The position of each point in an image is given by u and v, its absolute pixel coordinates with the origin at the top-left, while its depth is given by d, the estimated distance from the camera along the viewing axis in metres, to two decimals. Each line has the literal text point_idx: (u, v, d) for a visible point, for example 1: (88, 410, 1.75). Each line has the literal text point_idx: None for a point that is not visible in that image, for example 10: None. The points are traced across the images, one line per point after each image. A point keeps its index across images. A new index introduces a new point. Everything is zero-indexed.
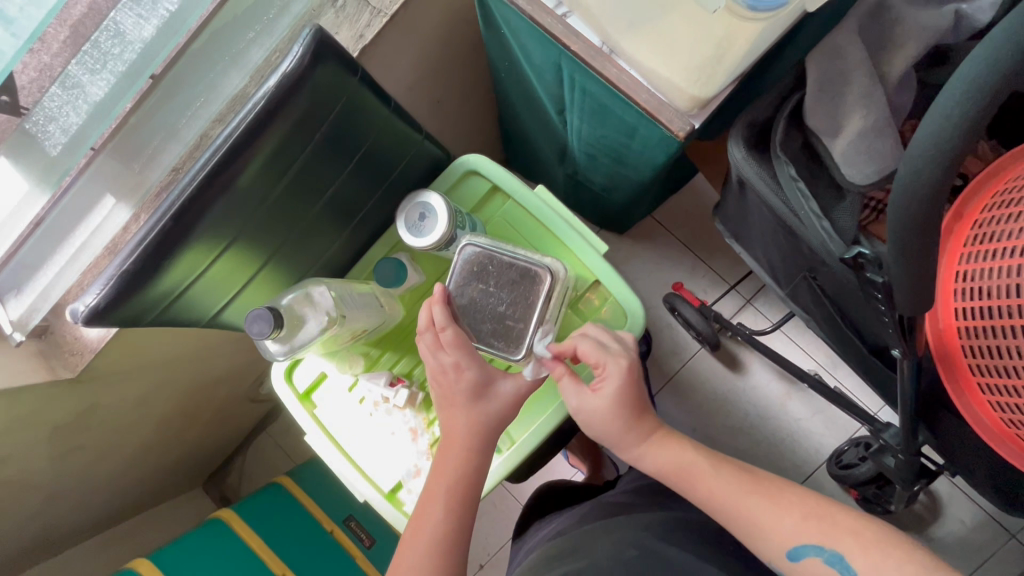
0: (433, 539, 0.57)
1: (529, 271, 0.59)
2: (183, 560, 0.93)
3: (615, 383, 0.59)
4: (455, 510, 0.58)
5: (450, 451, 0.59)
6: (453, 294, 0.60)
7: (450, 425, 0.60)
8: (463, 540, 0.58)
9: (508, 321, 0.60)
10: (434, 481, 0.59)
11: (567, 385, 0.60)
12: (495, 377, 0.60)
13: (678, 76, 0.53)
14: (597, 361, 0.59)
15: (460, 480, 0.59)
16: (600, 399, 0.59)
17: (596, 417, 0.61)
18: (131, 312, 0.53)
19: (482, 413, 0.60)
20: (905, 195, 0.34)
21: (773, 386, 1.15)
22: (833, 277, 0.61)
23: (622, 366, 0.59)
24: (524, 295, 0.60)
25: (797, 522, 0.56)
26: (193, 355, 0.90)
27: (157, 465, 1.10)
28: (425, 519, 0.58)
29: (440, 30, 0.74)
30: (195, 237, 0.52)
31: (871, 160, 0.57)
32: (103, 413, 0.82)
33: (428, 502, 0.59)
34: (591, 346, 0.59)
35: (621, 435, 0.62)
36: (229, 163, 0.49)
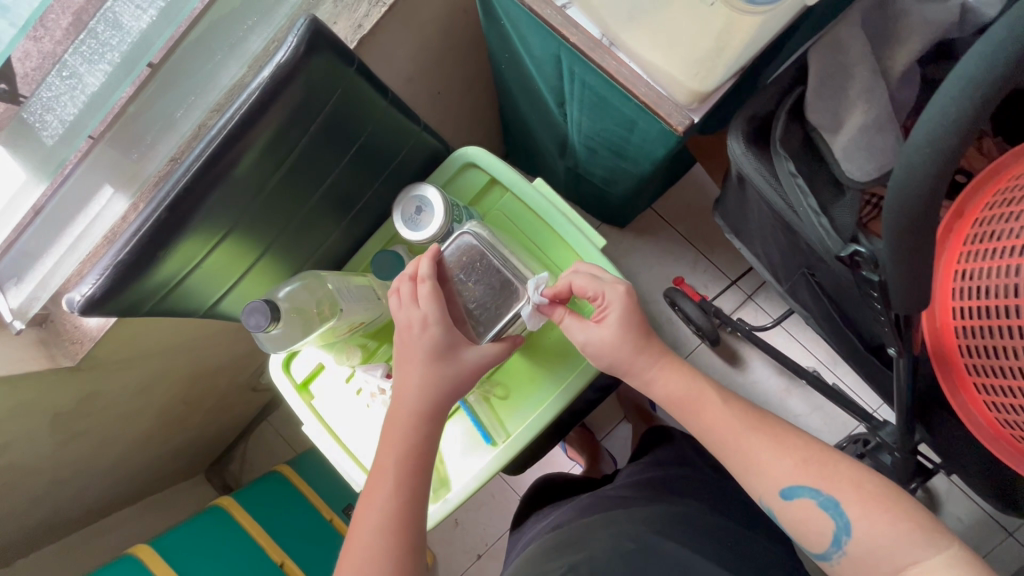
0: (386, 513, 0.54)
1: (512, 282, 0.60)
2: (187, 549, 0.93)
3: (620, 310, 0.58)
4: (405, 483, 0.56)
5: (395, 419, 0.57)
6: (446, 255, 0.60)
7: (401, 386, 0.57)
8: (417, 514, 0.55)
9: (472, 308, 0.60)
10: (387, 453, 0.57)
11: (571, 324, 0.59)
12: (460, 343, 0.57)
13: (679, 69, 0.52)
14: (594, 293, 0.58)
15: (410, 452, 0.56)
16: (606, 327, 0.57)
17: (606, 349, 0.58)
18: (128, 302, 0.53)
19: (442, 376, 0.56)
20: (900, 190, 0.34)
21: (772, 382, 1.15)
22: (832, 274, 0.60)
23: (621, 292, 0.58)
24: (495, 301, 0.60)
25: (797, 464, 0.54)
26: (194, 344, 0.91)
27: (158, 453, 1.11)
28: (374, 491, 0.55)
29: (440, 19, 0.73)
30: (190, 228, 0.52)
31: (871, 157, 0.57)
32: (104, 400, 0.83)
33: (378, 478, 0.56)
34: (586, 280, 0.59)
35: (632, 358, 0.58)
36: (225, 154, 0.49)
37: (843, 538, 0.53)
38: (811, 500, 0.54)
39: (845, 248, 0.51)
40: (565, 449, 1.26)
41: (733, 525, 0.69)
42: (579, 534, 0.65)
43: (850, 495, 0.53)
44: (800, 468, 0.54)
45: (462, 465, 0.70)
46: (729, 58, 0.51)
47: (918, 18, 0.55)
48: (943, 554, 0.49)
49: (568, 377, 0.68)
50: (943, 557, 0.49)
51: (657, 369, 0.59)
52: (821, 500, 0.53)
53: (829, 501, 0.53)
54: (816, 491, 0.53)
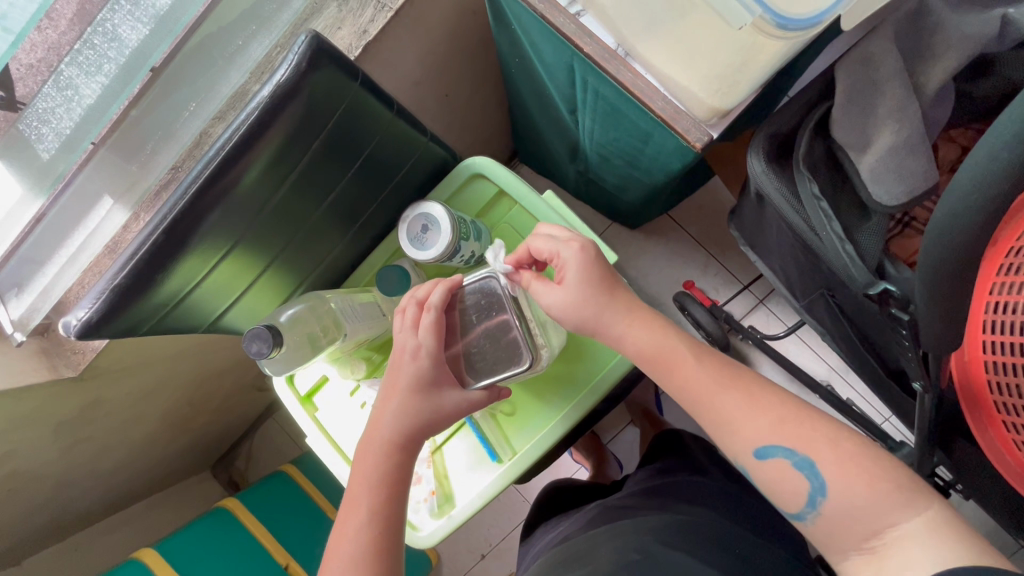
0: (357, 548, 0.50)
1: (519, 344, 0.55)
2: (192, 555, 0.93)
3: (576, 267, 0.54)
4: (384, 509, 0.53)
5: (371, 444, 0.55)
6: (465, 287, 0.57)
7: (382, 409, 0.56)
8: (393, 548, 0.51)
9: (473, 349, 0.57)
10: (359, 483, 0.54)
11: (535, 288, 0.56)
12: (445, 381, 0.55)
13: (698, 85, 0.50)
14: (550, 253, 0.55)
15: (383, 480, 0.54)
16: (564, 287, 0.54)
17: (570, 311, 0.54)
18: (127, 323, 0.52)
19: (427, 402, 0.54)
20: (938, 236, 0.32)
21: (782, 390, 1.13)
22: (853, 298, 0.58)
23: (576, 250, 0.55)
24: (498, 353, 0.56)
25: (773, 422, 0.50)
26: (199, 350, 0.90)
27: (163, 454, 1.11)
28: (350, 517, 0.52)
29: (449, 23, 0.71)
30: (190, 249, 0.50)
31: (901, 178, 0.53)
32: (108, 407, 0.82)
33: (351, 511, 0.53)
34: (542, 242, 0.56)
35: (596, 317, 0.54)
36: (223, 174, 0.47)
37: (818, 499, 0.48)
38: (785, 459, 0.49)
39: (872, 283, 0.50)
40: (571, 453, 1.25)
41: (744, 531, 0.64)
42: (583, 547, 0.62)
43: (838, 470, 0.48)
44: (776, 427, 0.49)
45: (465, 484, 0.69)
46: (753, 75, 0.48)
47: (954, 32, 0.52)
48: (924, 517, 0.45)
49: (571, 403, 0.66)
50: (921, 520, 0.44)
51: (623, 325, 0.54)
52: (797, 460, 0.49)
53: (804, 462, 0.48)
54: (790, 451, 0.49)
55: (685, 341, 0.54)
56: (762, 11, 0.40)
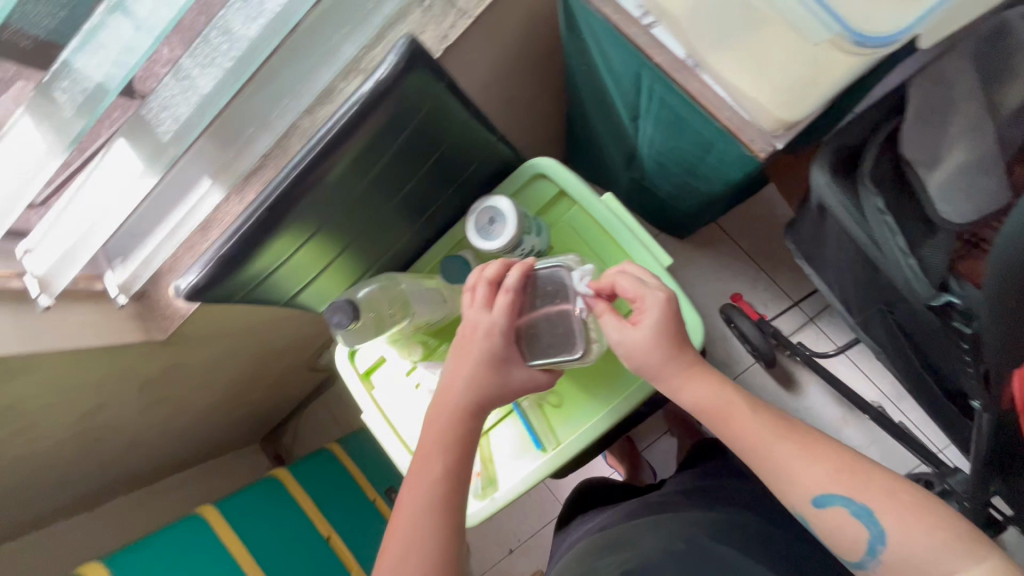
0: (429, 500, 0.55)
1: (574, 334, 0.58)
2: (243, 516, 1.00)
3: (656, 316, 0.55)
4: (454, 470, 0.57)
5: (439, 415, 0.59)
6: (537, 272, 0.59)
7: (449, 383, 0.59)
8: (460, 504, 0.56)
9: (535, 330, 0.59)
10: (429, 439, 0.58)
11: (609, 321, 0.56)
12: (512, 360, 0.59)
13: (767, 97, 0.51)
14: (634, 294, 0.55)
15: (452, 445, 0.57)
16: (641, 330, 0.55)
17: (636, 351, 0.55)
18: (224, 291, 0.58)
19: (485, 385, 0.57)
20: None
21: (829, 410, 1.11)
22: (912, 315, 0.57)
23: (661, 297, 0.55)
24: (558, 336, 0.59)
25: (830, 472, 0.50)
26: (265, 326, 0.97)
27: (224, 421, 1.19)
28: (423, 473, 0.57)
29: (522, 30, 0.74)
30: (282, 228, 0.55)
31: (969, 197, 0.52)
32: (186, 371, 0.90)
33: (423, 464, 0.57)
34: (629, 281, 0.56)
35: (660, 366, 0.55)
36: (320, 161, 0.52)
37: (877, 547, 0.48)
38: (843, 508, 0.50)
39: (938, 296, 0.50)
40: (605, 456, 1.26)
41: (784, 535, 0.65)
42: (626, 533, 0.64)
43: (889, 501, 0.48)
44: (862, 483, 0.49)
45: (511, 470, 0.72)
46: (823, 86, 0.49)
47: None
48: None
49: (615, 400, 0.68)
50: None
51: (681, 377, 0.55)
52: (854, 509, 0.49)
53: (863, 509, 0.49)
54: (848, 500, 0.49)
55: (742, 394, 0.55)
56: (840, 28, 0.40)
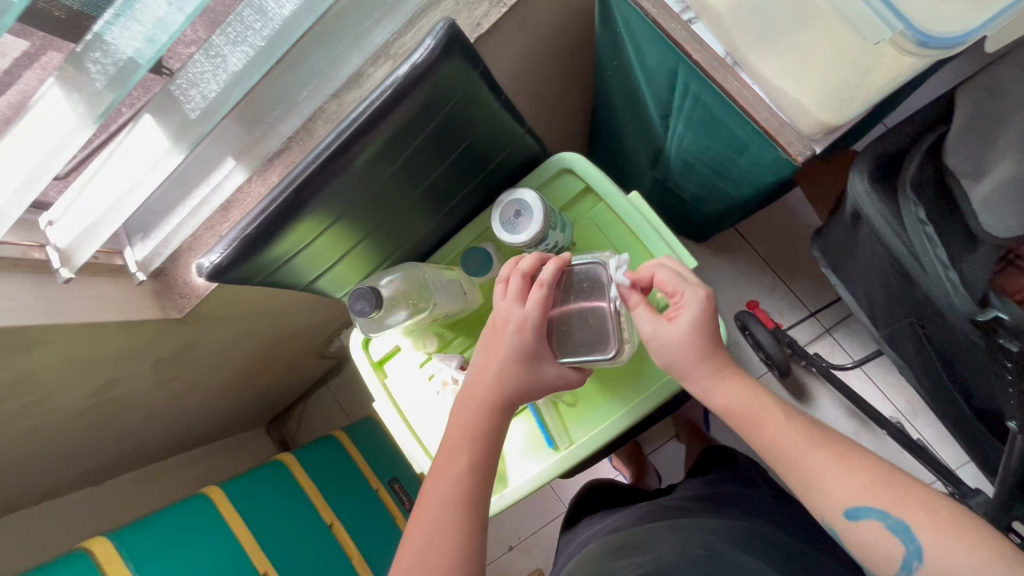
0: (457, 490, 0.55)
1: (609, 333, 0.57)
2: (249, 497, 1.00)
3: (693, 312, 0.54)
4: (478, 465, 0.56)
5: (466, 408, 0.58)
6: (573, 267, 0.60)
7: (479, 374, 0.58)
8: (484, 498, 0.55)
9: (567, 327, 0.59)
10: (454, 434, 0.58)
11: (643, 315, 0.56)
12: (543, 355, 0.57)
13: (810, 99, 0.50)
14: (672, 288, 0.55)
15: (475, 439, 0.57)
16: (677, 326, 0.54)
17: (671, 349, 0.55)
18: (246, 272, 0.57)
19: (509, 380, 0.56)
20: None
21: (841, 423, 1.09)
22: (946, 329, 0.56)
23: (700, 295, 0.55)
24: (592, 334, 0.58)
25: (867, 484, 0.50)
26: (279, 310, 0.97)
27: (232, 403, 1.20)
28: (450, 465, 0.56)
29: (554, 23, 0.73)
30: (307, 212, 0.55)
31: (1019, 211, 0.48)
32: (198, 351, 0.90)
33: (448, 457, 0.57)
34: (669, 275, 0.56)
35: (693, 364, 0.55)
36: (350, 145, 0.52)
37: (913, 563, 0.48)
38: (880, 522, 0.49)
39: (985, 312, 0.49)
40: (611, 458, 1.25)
41: (799, 545, 0.64)
42: (640, 537, 0.63)
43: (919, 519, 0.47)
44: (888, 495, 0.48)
45: (521, 466, 0.71)
46: (871, 90, 0.47)
47: None
48: None
49: (634, 401, 0.67)
50: None
51: (714, 379, 0.55)
52: (890, 523, 0.49)
53: (899, 525, 0.48)
54: (883, 514, 0.49)
55: (776, 401, 0.55)
56: (903, 27, 0.39)
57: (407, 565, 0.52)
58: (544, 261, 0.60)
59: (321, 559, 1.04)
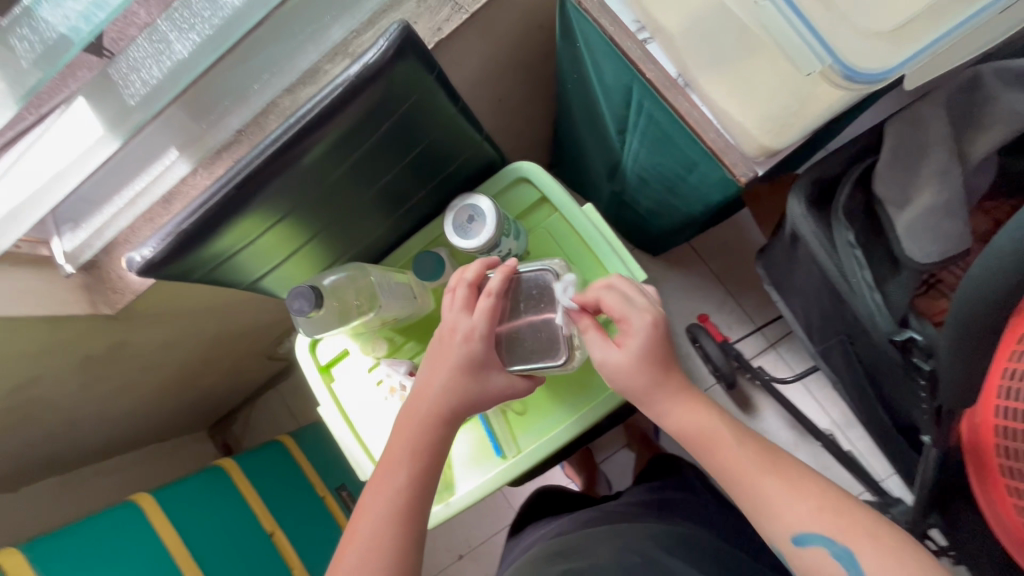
0: (392, 506, 0.53)
1: (558, 339, 0.58)
2: (182, 504, 0.94)
3: (641, 338, 0.53)
4: (420, 477, 0.55)
5: (410, 418, 0.57)
6: (522, 275, 0.60)
7: (425, 386, 0.57)
8: (420, 512, 0.54)
9: (516, 334, 0.59)
10: (397, 446, 0.56)
11: (592, 338, 0.55)
12: (491, 365, 0.57)
13: (752, 123, 0.52)
14: (620, 314, 0.53)
15: (419, 451, 0.56)
16: (624, 352, 0.53)
17: (620, 374, 0.53)
18: (184, 268, 0.55)
19: (469, 387, 0.56)
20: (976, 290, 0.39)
21: (783, 434, 1.13)
22: (871, 347, 0.59)
23: (647, 322, 0.53)
24: (541, 341, 0.59)
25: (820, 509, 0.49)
26: (224, 309, 0.93)
27: (170, 405, 1.14)
28: (390, 477, 0.55)
29: (516, 33, 0.74)
30: (250, 208, 0.53)
31: (937, 239, 0.53)
32: (133, 350, 0.85)
33: (388, 470, 0.56)
34: (615, 298, 0.54)
35: (646, 390, 0.54)
36: (298, 141, 0.50)
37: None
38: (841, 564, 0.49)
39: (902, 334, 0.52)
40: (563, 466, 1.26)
41: (735, 551, 0.66)
42: (579, 542, 0.63)
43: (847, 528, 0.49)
44: (821, 504, 0.49)
45: (467, 473, 0.70)
46: (807, 119, 0.50)
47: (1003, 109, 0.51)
48: None
49: (583, 408, 0.67)
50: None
51: (671, 407, 0.54)
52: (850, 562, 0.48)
53: (846, 554, 0.48)
54: (836, 546, 0.48)
55: (728, 422, 0.54)
56: (832, 61, 0.41)
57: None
58: (492, 268, 0.59)
59: (258, 570, 0.99)
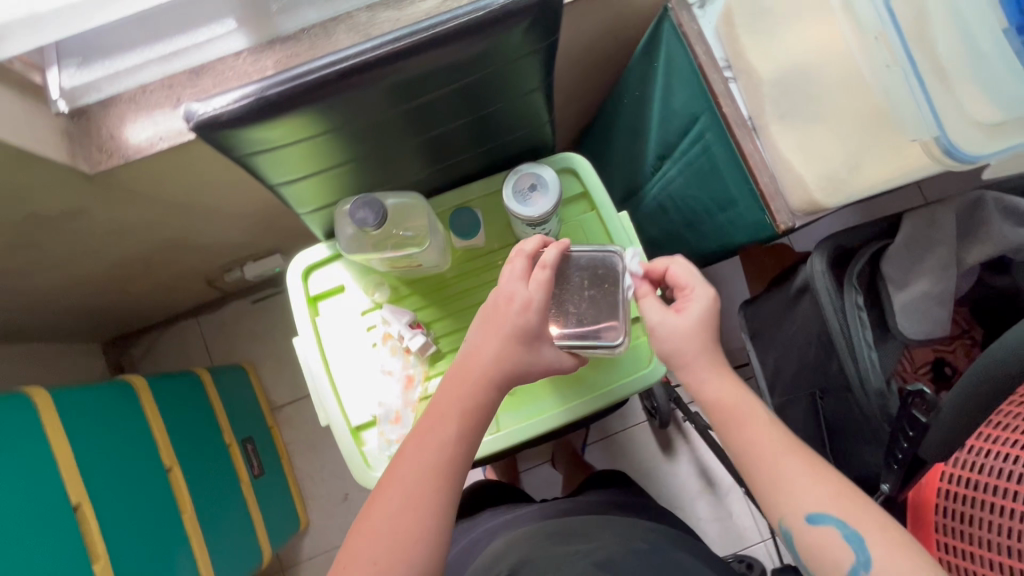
0: (439, 459, 0.51)
1: (617, 323, 0.58)
2: (82, 416, 0.81)
3: (702, 306, 0.55)
4: (466, 437, 0.53)
5: (467, 375, 0.54)
6: (580, 251, 0.60)
7: (478, 348, 0.55)
8: (465, 469, 0.53)
9: (571, 311, 0.59)
10: (448, 401, 0.54)
11: (651, 304, 0.56)
12: (545, 337, 0.56)
13: (811, 178, 0.58)
14: (685, 283, 0.57)
15: (469, 412, 0.53)
16: (684, 317, 0.54)
17: (676, 339, 0.54)
18: (244, 139, 0.50)
19: (517, 357, 0.54)
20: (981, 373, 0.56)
21: (691, 480, 1.24)
22: (846, 401, 0.67)
23: (710, 294, 0.55)
24: (592, 322, 0.58)
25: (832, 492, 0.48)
26: (194, 213, 0.84)
27: (78, 303, 1.00)
28: (436, 431, 0.52)
29: (594, 37, 0.76)
30: (338, 100, 0.50)
31: (923, 320, 0.64)
32: (80, 225, 0.74)
33: (432, 426, 0.53)
34: (682, 271, 0.57)
35: (695, 356, 0.54)
36: (408, 54, 0.48)
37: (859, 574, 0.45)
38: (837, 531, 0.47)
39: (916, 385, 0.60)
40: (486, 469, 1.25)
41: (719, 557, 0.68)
42: (581, 525, 0.63)
43: None
44: None
45: None
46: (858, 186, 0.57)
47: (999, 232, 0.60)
48: None
49: (577, 399, 0.68)
50: None
51: (720, 430, 0.56)
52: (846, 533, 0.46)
53: (855, 536, 0.46)
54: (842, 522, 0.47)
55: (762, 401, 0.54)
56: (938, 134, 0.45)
57: (376, 523, 0.49)
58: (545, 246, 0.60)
59: (148, 507, 0.88)
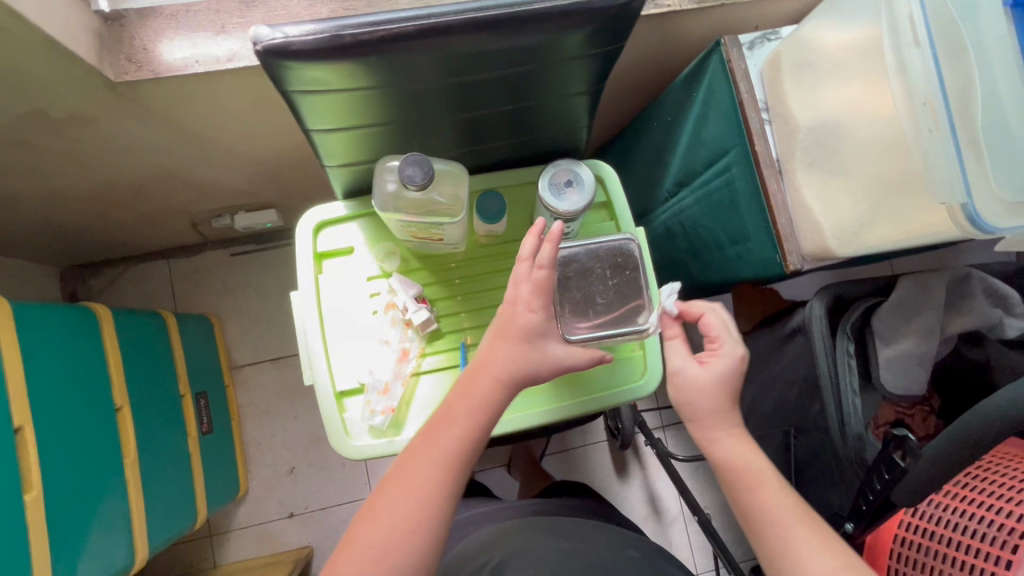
0: (448, 456, 0.52)
1: (641, 318, 0.59)
2: (41, 335, 0.76)
3: (727, 364, 0.58)
4: (473, 435, 0.53)
5: (477, 376, 0.54)
6: (609, 242, 0.61)
7: (487, 355, 0.55)
8: (471, 467, 0.53)
9: (597, 303, 0.59)
10: (459, 400, 0.54)
11: (678, 347, 0.60)
12: (551, 334, 0.55)
13: (829, 225, 0.62)
14: (716, 336, 0.59)
15: (478, 412, 0.53)
16: (707, 371, 0.58)
17: (697, 390, 0.59)
18: (306, 73, 0.49)
19: (526, 360, 0.54)
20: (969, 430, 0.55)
21: (638, 507, 1.26)
22: (824, 440, 0.72)
23: (737, 354, 0.59)
24: (612, 314, 0.59)
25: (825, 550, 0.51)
26: (200, 148, 0.81)
27: (47, 217, 0.93)
28: (445, 429, 0.53)
29: (639, 56, 0.78)
30: (405, 54, 0.50)
31: (906, 375, 0.69)
32: (80, 134, 0.70)
33: (443, 423, 0.53)
34: (716, 321, 0.60)
35: (710, 413, 0.59)
36: (485, 26, 0.48)
37: None
38: None
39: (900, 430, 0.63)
40: None
41: None
42: (574, 528, 0.65)
43: None
44: None
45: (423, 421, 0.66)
46: (869, 240, 0.61)
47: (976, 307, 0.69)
48: None
49: (569, 400, 0.68)
50: None
51: (728, 441, 0.58)
52: None
53: None
54: None
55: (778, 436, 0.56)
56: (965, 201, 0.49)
57: (381, 515, 0.50)
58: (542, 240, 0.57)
59: (90, 445, 0.82)
